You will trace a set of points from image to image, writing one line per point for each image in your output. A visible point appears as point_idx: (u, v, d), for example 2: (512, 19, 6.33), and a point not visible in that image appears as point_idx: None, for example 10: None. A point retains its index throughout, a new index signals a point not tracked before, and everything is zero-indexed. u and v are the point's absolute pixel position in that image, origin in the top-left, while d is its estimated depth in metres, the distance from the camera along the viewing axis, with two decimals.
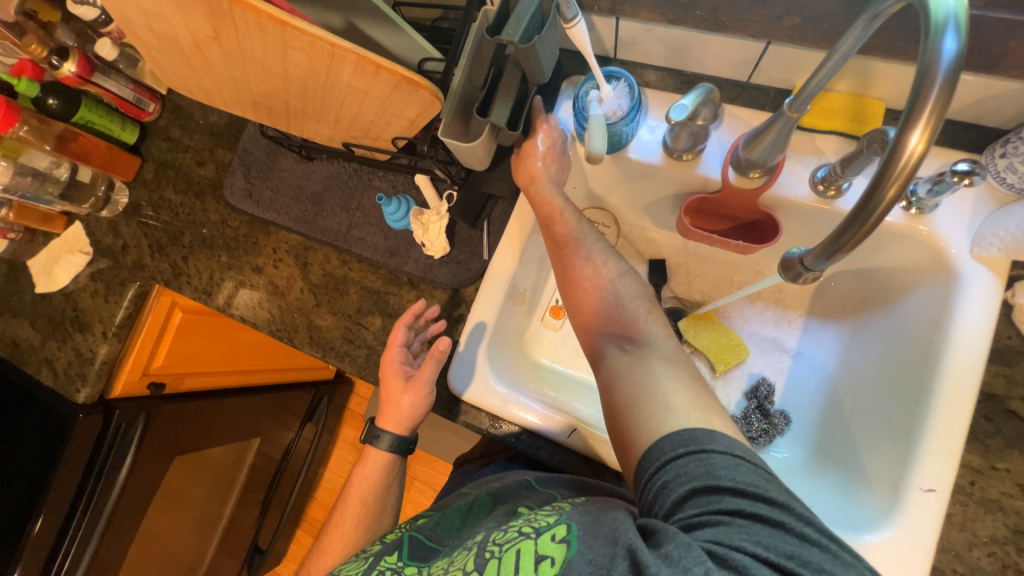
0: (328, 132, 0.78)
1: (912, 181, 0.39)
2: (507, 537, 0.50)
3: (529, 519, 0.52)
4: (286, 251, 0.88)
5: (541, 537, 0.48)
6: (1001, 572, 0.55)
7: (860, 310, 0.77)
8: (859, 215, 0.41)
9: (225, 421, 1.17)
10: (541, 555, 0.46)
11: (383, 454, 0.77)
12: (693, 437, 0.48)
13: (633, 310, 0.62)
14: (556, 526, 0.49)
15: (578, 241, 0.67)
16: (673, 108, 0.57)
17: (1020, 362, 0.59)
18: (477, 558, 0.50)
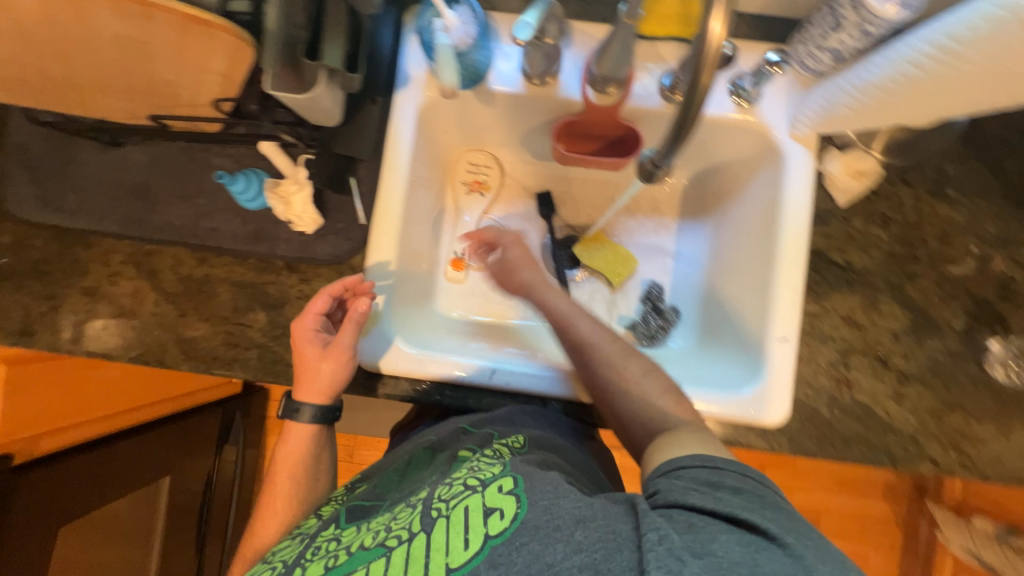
0: (126, 106, 0.63)
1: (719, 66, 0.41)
2: (452, 493, 0.48)
3: (474, 471, 0.51)
4: (120, 261, 0.73)
5: (489, 488, 0.47)
6: (838, 386, 0.69)
7: (718, 205, 0.86)
8: (686, 112, 0.44)
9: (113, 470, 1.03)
10: (491, 508, 0.44)
11: (305, 426, 0.70)
12: (711, 459, 0.51)
13: (625, 375, 0.65)
14: (503, 478, 0.48)
15: (596, 348, 0.67)
16: (517, 26, 0.55)
17: (833, 218, 0.72)
18: (423, 518, 0.47)
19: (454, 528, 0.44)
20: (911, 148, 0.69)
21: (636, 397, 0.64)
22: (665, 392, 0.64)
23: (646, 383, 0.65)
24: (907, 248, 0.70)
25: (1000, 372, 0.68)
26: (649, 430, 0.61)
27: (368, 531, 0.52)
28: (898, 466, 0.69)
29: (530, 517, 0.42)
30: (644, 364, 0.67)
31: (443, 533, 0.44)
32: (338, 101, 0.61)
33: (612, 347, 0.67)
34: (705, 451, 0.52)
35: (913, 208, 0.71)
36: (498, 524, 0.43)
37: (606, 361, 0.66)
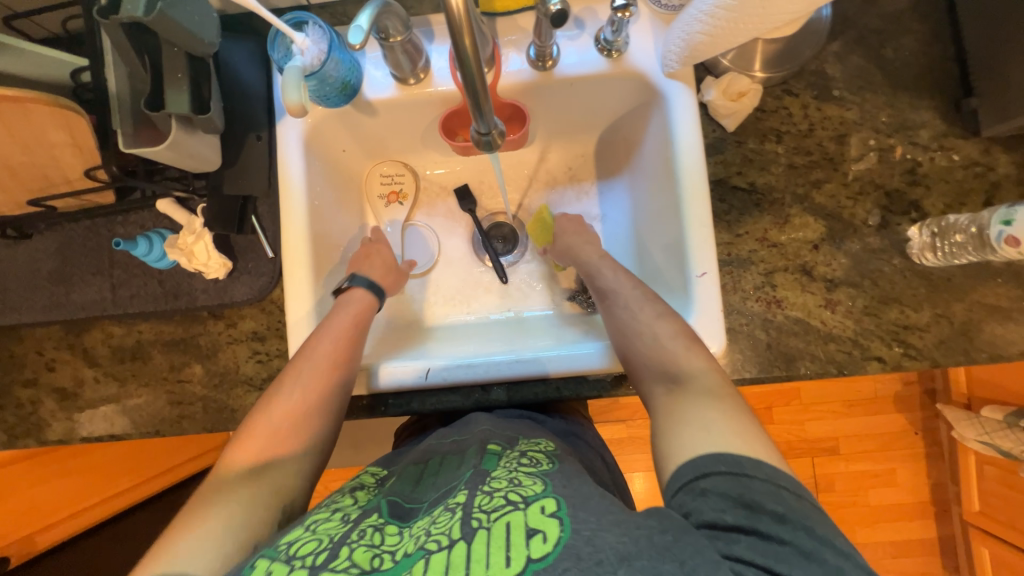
0: (15, 197, 0.65)
1: (477, 23, 0.39)
2: (493, 504, 0.46)
3: (514, 484, 0.49)
4: (53, 348, 0.75)
5: (531, 506, 0.45)
6: (767, 308, 0.69)
7: (627, 159, 0.85)
8: (466, 78, 0.43)
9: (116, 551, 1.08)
10: (533, 529, 0.43)
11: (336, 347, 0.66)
12: (736, 461, 0.48)
13: (640, 320, 0.66)
14: (545, 498, 0.46)
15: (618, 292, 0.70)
16: (351, 32, 0.54)
17: (727, 146, 0.72)
18: (463, 525, 0.45)
19: (497, 544, 0.42)
20: (786, 59, 0.69)
21: (648, 343, 0.64)
22: (679, 336, 0.63)
23: (660, 327, 0.65)
24: (806, 157, 0.70)
25: (931, 257, 0.67)
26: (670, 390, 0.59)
27: (412, 536, 0.47)
28: (845, 372, 0.68)
29: (574, 543, 0.41)
30: (659, 309, 0.66)
31: (484, 547, 0.42)
32: (209, 143, 0.61)
33: (631, 294, 0.69)
34: (729, 445, 0.50)
35: (804, 116, 0.71)
36: (541, 548, 0.41)
37: (629, 305, 0.68)
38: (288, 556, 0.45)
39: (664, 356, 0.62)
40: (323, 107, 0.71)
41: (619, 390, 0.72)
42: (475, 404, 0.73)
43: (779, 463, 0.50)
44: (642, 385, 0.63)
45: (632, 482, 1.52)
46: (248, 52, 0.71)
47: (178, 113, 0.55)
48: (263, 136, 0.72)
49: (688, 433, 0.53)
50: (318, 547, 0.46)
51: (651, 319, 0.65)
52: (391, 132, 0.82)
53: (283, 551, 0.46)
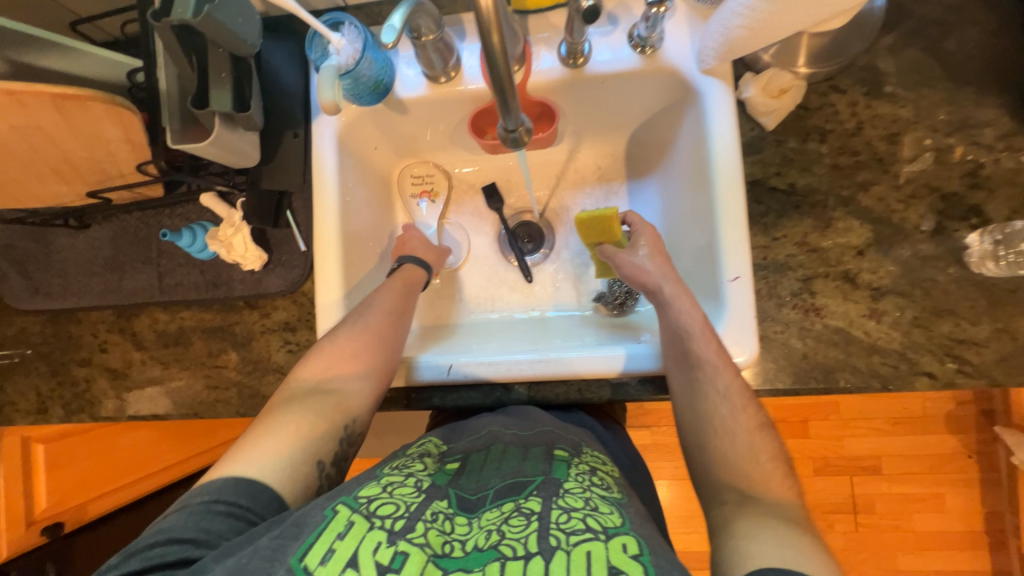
0: (76, 189, 0.70)
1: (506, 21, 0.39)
2: (571, 527, 0.46)
3: (592, 510, 0.49)
4: (106, 330, 0.80)
5: (612, 541, 0.44)
6: (804, 316, 0.66)
7: (660, 159, 0.83)
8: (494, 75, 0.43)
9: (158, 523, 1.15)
10: (616, 567, 0.42)
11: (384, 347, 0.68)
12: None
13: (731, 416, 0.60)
14: (625, 535, 0.46)
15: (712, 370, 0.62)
16: (384, 31, 0.55)
17: (766, 145, 0.68)
18: (541, 540, 0.45)
19: (576, 569, 0.42)
20: (834, 53, 0.65)
21: (732, 445, 0.58)
22: (770, 455, 0.58)
23: (750, 438, 0.59)
24: (852, 157, 0.66)
25: (991, 267, 0.62)
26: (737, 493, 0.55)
27: (482, 530, 0.49)
28: (890, 387, 0.64)
29: None
30: (756, 417, 0.60)
31: (563, 568, 0.42)
32: (250, 140, 0.64)
33: (726, 381, 0.61)
34: (818, 572, 0.45)
35: (851, 114, 0.66)
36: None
37: (725, 396, 0.60)
38: (367, 513, 0.48)
39: (743, 465, 0.57)
40: (357, 105, 0.73)
41: (645, 394, 0.70)
42: (496, 402, 0.73)
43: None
44: (709, 481, 0.58)
45: (656, 490, 1.48)
46: (286, 52, 0.74)
47: (221, 111, 0.58)
48: (299, 133, 0.74)
49: (768, 539, 0.48)
50: (395, 514, 0.48)
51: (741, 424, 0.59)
52: (422, 130, 0.83)
53: (363, 505, 0.49)
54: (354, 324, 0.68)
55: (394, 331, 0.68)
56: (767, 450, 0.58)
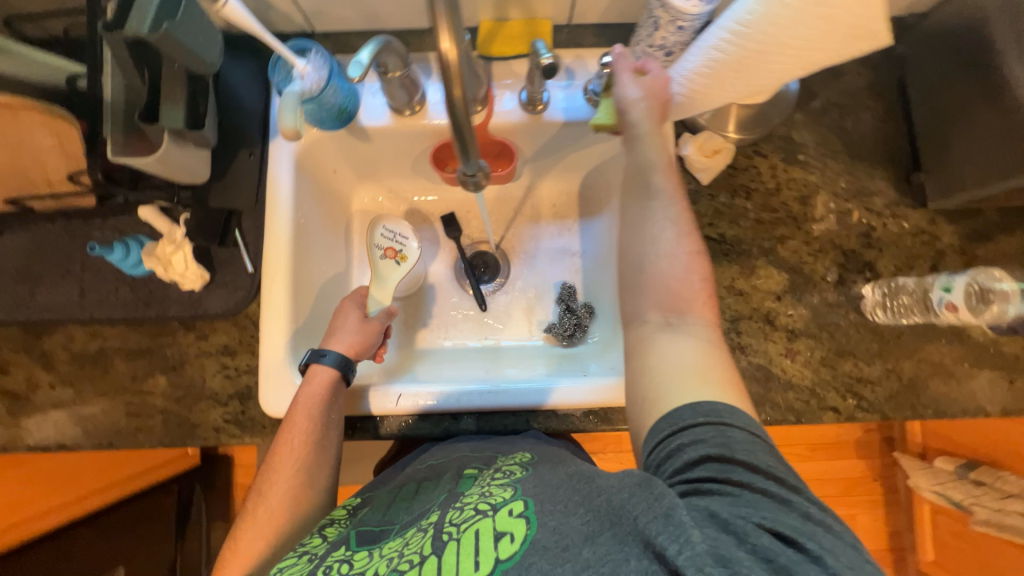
0: None
1: (469, 78, 0.43)
2: (463, 517, 0.52)
3: (485, 496, 0.54)
4: (9, 349, 0.72)
5: (500, 512, 0.51)
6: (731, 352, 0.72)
7: (609, 200, 0.89)
8: (453, 117, 0.45)
9: None
10: (501, 532, 0.48)
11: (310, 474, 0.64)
12: (715, 412, 0.46)
13: (674, 251, 0.56)
14: (513, 501, 0.51)
15: (665, 198, 0.58)
16: (351, 66, 0.57)
17: (701, 198, 0.76)
18: (434, 542, 0.51)
19: (466, 550, 0.49)
20: (758, 122, 0.74)
21: (678, 292, 0.55)
22: (702, 281, 0.55)
23: (688, 260, 0.56)
24: (772, 214, 0.75)
25: (882, 316, 0.72)
26: (676, 325, 0.54)
27: (382, 557, 0.53)
28: (803, 419, 0.71)
29: (539, 537, 0.46)
30: (695, 244, 0.57)
31: (454, 556, 0.49)
32: (201, 157, 0.63)
33: (672, 213, 0.58)
34: (705, 396, 0.48)
35: (771, 176, 0.76)
36: (508, 547, 0.47)
37: (670, 232, 0.57)
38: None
39: (677, 299, 0.55)
40: (319, 129, 0.73)
41: (590, 425, 0.73)
42: (444, 432, 0.72)
43: (752, 413, 0.49)
44: (637, 309, 0.57)
45: None
46: (250, 72, 0.74)
47: (172, 128, 0.56)
48: (254, 152, 0.73)
49: (676, 378, 0.50)
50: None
51: (687, 267, 0.56)
52: (383, 157, 0.84)
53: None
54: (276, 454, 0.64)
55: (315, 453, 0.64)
56: (702, 272, 0.56)
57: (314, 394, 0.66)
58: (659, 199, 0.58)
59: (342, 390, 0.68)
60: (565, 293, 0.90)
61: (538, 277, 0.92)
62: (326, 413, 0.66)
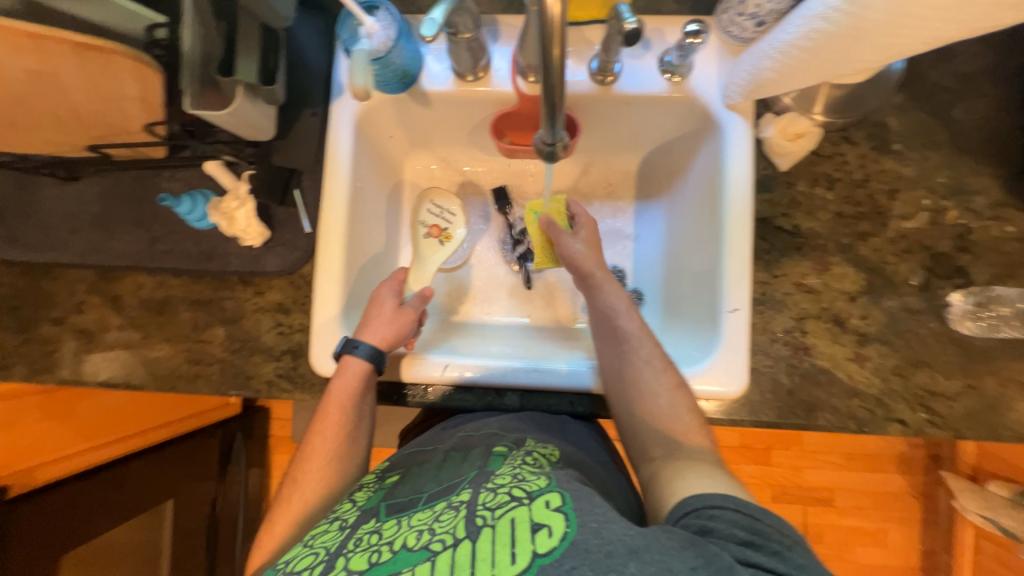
0: (70, 140, 0.67)
1: (568, 37, 0.42)
2: (497, 502, 0.48)
3: (519, 481, 0.51)
4: (85, 291, 0.75)
5: (535, 502, 0.47)
6: (794, 353, 0.68)
7: (670, 184, 0.84)
8: (546, 78, 0.44)
9: (124, 498, 1.05)
10: (538, 523, 0.45)
11: (339, 457, 0.66)
12: (743, 502, 0.49)
13: (657, 387, 0.64)
14: (549, 492, 0.48)
15: (638, 340, 0.67)
16: (424, 23, 0.54)
17: (776, 186, 0.71)
18: (468, 524, 0.47)
19: (501, 540, 0.44)
20: (850, 105, 0.67)
21: (665, 419, 0.62)
22: (687, 410, 0.63)
23: (671, 397, 0.63)
24: (855, 207, 0.70)
25: (969, 326, 0.66)
26: (672, 453, 0.59)
27: (411, 529, 0.50)
28: (865, 429, 0.67)
29: (579, 539, 0.43)
30: (673, 378, 0.64)
31: (489, 545, 0.44)
32: (267, 113, 0.62)
33: (648, 354, 0.66)
34: (732, 491, 0.51)
35: (859, 166, 0.70)
36: (546, 542, 0.43)
37: (648, 365, 0.65)
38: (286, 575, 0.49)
39: (668, 427, 0.62)
40: (382, 92, 0.72)
41: None
42: (487, 407, 0.72)
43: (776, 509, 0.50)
44: (638, 447, 0.63)
45: None
46: (314, 28, 0.72)
47: (246, 81, 0.57)
48: (317, 112, 0.73)
49: (692, 481, 0.54)
50: (315, 561, 0.50)
51: (670, 394, 0.63)
52: (440, 125, 0.81)
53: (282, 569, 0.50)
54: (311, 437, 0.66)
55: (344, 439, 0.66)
56: (687, 404, 0.63)
57: (347, 384, 0.67)
58: (635, 344, 0.66)
59: (374, 380, 0.69)
60: (614, 277, 0.86)
61: None
62: (358, 401, 0.67)
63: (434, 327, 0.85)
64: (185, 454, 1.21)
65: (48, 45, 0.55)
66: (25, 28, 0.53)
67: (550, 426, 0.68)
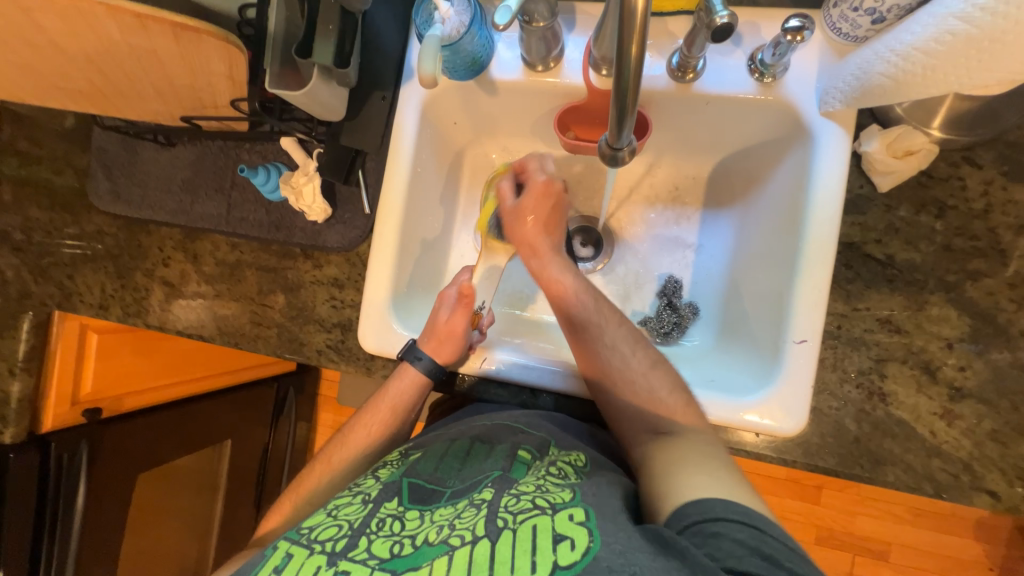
0: (167, 109, 0.73)
1: (650, 36, 0.39)
2: (519, 508, 0.47)
3: (543, 492, 0.50)
4: (171, 247, 0.83)
5: (559, 514, 0.46)
6: (867, 398, 0.61)
7: (745, 192, 0.77)
8: (619, 79, 0.42)
9: (192, 432, 1.17)
10: (561, 535, 0.44)
11: (368, 455, 0.69)
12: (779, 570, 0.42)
13: (632, 365, 0.64)
14: (573, 506, 0.47)
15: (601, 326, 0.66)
16: (498, 11, 0.52)
17: (872, 208, 0.63)
18: (488, 523, 0.46)
19: (522, 546, 0.43)
20: (981, 122, 0.58)
21: (638, 389, 0.62)
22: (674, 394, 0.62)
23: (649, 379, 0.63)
24: (967, 242, 0.61)
25: None
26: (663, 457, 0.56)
27: (433, 524, 0.50)
28: (943, 495, 0.60)
29: (603, 555, 0.41)
30: (651, 355, 0.65)
31: (509, 549, 0.43)
32: (339, 95, 0.64)
33: (617, 333, 0.66)
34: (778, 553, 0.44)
35: (980, 194, 0.61)
36: (569, 555, 0.42)
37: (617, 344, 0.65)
38: (308, 542, 0.50)
39: (646, 402, 0.61)
40: (449, 78, 0.71)
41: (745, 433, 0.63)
42: (521, 405, 0.72)
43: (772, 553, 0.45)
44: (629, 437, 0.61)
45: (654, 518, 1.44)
46: (390, 9, 0.73)
47: (321, 64, 0.59)
48: (387, 96, 0.74)
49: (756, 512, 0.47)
50: (338, 533, 0.50)
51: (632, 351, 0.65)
52: (505, 114, 0.79)
53: (305, 535, 0.51)
54: (356, 428, 0.70)
55: (378, 439, 0.69)
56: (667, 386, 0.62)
57: (402, 391, 0.69)
58: (615, 350, 0.64)
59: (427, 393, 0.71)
60: (671, 287, 0.80)
61: (641, 260, 0.82)
62: (407, 409, 0.69)
63: (500, 312, 0.84)
64: (246, 402, 1.33)
65: (150, 25, 0.56)
66: (134, 9, 0.54)
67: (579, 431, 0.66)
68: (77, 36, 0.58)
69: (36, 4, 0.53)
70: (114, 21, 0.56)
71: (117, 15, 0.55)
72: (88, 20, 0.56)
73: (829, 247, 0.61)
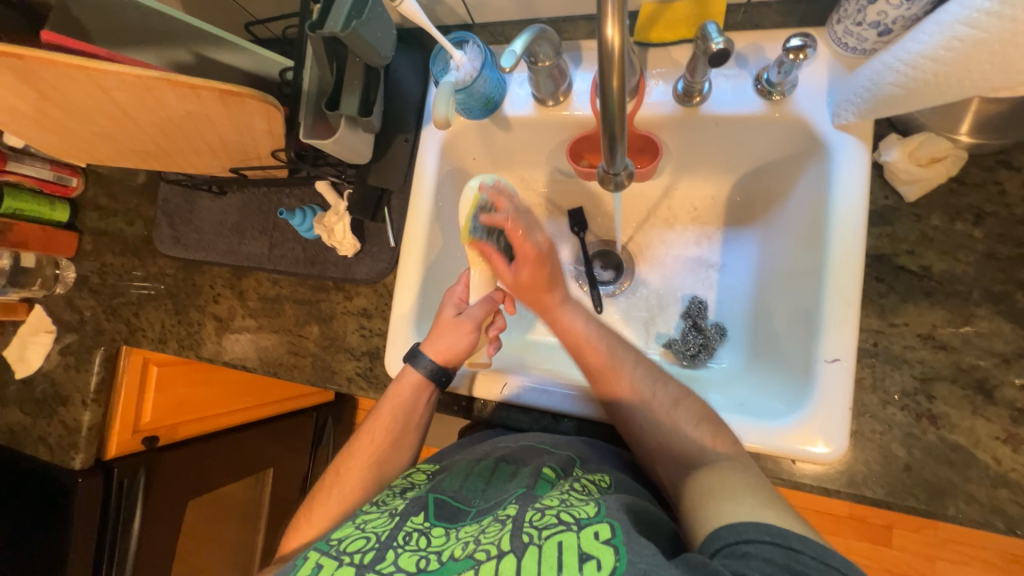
0: (220, 162, 0.82)
1: (627, 63, 0.41)
2: (545, 522, 0.47)
3: (568, 508, 0.49)
4: (220, 285, 0.91)
5: (584, 530, 0.45)
6: (915, 422, 0.56)
7: (767, 208, 0.76)
8: (605, 110, 0.44)
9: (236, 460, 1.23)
10: (587, 552, 0.43)
11: (376, 468, 0.69)
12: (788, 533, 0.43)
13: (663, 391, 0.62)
14: (599, 523, 0.46)
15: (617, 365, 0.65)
16: (505, 55, 0.56)
17: (901, 219, 0.60)
18: (513, 538, 0.46)
19: (548, 562, 0.43)
20: (1014, 123, 0.55)
21: None
22: (701, 422, 0.59)
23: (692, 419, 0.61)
24: (1013, 249, 0.57)
25: None
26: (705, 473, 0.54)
27: (459, 541, 0.49)
28: (1017, 531, 0.53)
29: (630, 574, 0.40)
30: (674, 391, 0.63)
31: (535, 563, 0.43)
32: (365, 141, 0.71)
33: (635, 374, 0.64)
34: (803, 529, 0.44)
35: (1022, 198, 0.57)
36: (595, 573, 0.41)
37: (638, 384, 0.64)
38: (336, 553, 0.51)
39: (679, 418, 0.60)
40: (465, 118, 0.76)
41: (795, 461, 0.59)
42: (542, 430, 0.72)
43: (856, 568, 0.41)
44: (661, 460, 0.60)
45: None
46: (411, 62, 0.80)
47: (348, 115, 0.65)
48: (409, 138, 0.80)
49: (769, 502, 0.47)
50: (365, 545, 0.51)
51: (654, 392, 0.63)
52: (521, 147, 0.82)
53: (333, 547, 0.52)
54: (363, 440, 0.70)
55: (387, 452, 0.70)
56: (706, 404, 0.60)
57: (405, 397, 0.70)
58: None
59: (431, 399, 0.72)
60: (695, 308, 0.78)
61: (663, 282, 0.82)
62: (411, 416, 0.70)
63: (517, 335, 0.86)
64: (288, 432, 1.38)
65: (202, 93, 0.64)
66: (188, 80, 0.63)
67: (602, 459, 0.64)
68: (144, 106, 0.68)
69: (113, 83, 0.63)
70: (174, 92, 0.65)
71: (175, 86, 0.63)
72: (154, 93, 0.65)
73: (856, 262, 0.59)
